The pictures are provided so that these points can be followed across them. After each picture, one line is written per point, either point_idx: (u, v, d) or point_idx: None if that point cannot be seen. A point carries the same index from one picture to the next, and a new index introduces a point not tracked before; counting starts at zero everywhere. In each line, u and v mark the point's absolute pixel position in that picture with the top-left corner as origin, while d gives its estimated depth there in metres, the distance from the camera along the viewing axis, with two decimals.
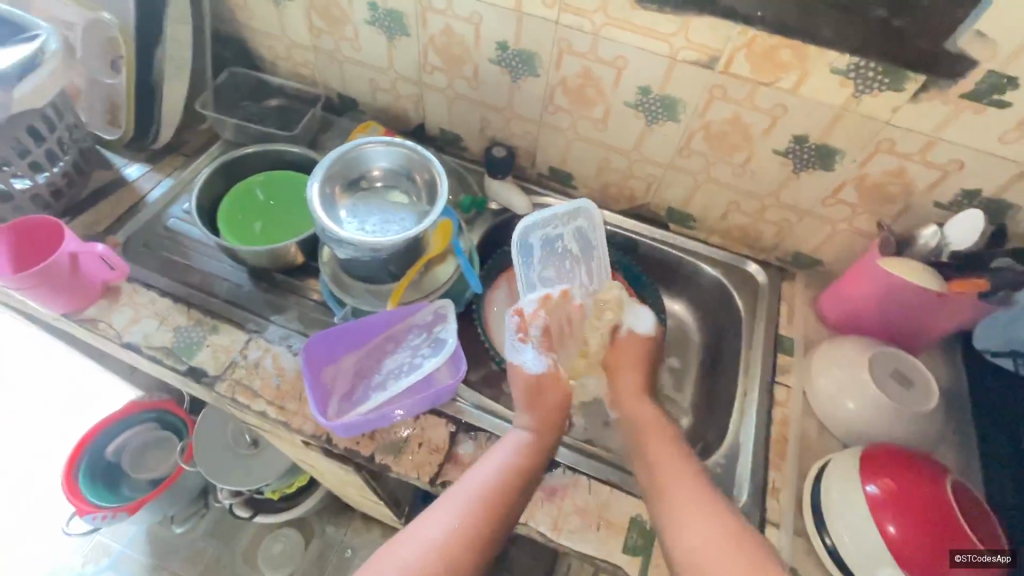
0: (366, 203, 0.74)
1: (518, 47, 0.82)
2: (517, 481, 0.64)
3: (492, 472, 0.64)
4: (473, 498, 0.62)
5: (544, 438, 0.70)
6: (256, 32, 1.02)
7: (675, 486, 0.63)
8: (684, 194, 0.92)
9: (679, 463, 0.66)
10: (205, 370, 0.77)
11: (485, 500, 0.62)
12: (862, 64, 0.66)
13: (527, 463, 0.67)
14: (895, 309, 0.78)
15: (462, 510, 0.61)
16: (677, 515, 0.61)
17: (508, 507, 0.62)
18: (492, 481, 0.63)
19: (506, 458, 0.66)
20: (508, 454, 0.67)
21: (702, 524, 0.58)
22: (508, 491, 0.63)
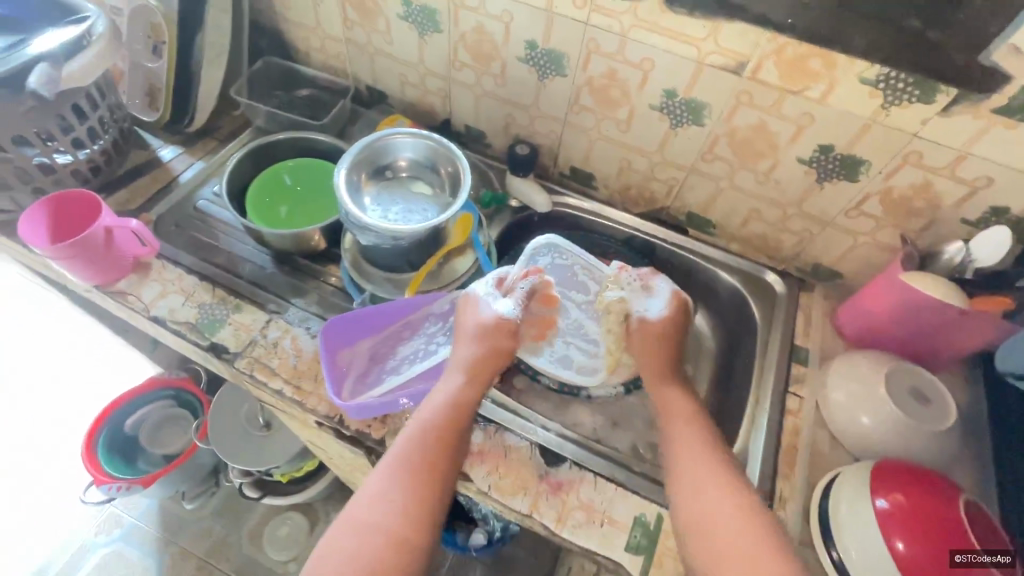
0: (390, 192, 0.76)
1: (547, 47, 0.83)
2: (440, 439, 0.66)
3: (413, 433, 0.66)
4: (400, 461, 0.64)
5: (465, 390, 0.70)
6: (292, 24, 1.05)
7: (698, 466, 0.65)
8: (705, 200, 0.92)
9: (702, 447, 0.67)
10: (225, 347, 0.79)
11: (412, 463, 0.64)
12: (893, 75, 0.65)
13: (446, 417, 0.67)
14: (916, 325, 0.77)
15: (392, 473, 0.63)
16: (702, 491, 0.63)
17: (433, 465, 0.64)
18: (416, 444, 0.65)
19: (424, 417, 0.67)
20: (429, 412, 0.68)
21: (712, 500, 0.61)
22: (427, 450, 0.65)
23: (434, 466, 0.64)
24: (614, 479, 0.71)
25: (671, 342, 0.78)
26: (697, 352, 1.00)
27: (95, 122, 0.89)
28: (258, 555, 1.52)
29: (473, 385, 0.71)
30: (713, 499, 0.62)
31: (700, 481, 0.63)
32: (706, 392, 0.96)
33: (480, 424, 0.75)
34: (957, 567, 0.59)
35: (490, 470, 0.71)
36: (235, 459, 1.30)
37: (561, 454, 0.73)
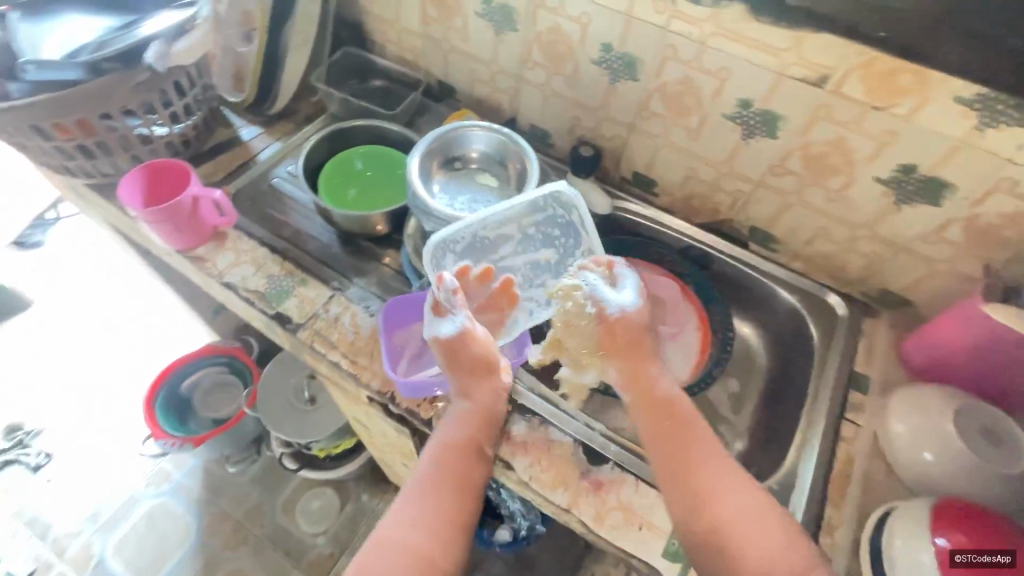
0: (459, 182, 0.79)
1: (622, 50, 0.84)
2: (463, 456, 0.66)
3: (437, 454, 0.66)
4: (425, 482, 0.64)
5: (484, 402, 0.70)
6: (373, 17, 1.10)
7: (711, 466, 0.62)
8: (770, 214, 0.90)
9: (704, 444, 0.64)
10: (289, 317, 0.83)
11: (438, 482, 0.64)
12: (991, 96, 0.62)
13: (470, 434, 0.68)
14: (991, 359, 0.74)
15: (418, 495, 0.63)
16: (713, 491, 0.60)
17: (458, 483, 0.64)
18: (441, 465, 0.65)
19: (448, 437, 0.67)
20: (451, 431, 0.68)
21: (740, 497, 0.60)
22: (452, 469, 0.65)
23: (458, 483, 0.64)
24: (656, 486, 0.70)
25: (636, 331, 0.72)
26: (747, 370, 0.98)
27: (191, 100, 0.95)
28: (290, 525, 1.58)
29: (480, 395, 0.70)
30: (727, 497, 0.60)
31: (711, 481, 0.61)
32: (754, 411, 0.94)
33: (524, 416, 0.76)
34: (956, 566, 0.59)
35: (532, 462, 0.72)
36: (280, 429, 1.36)
37: (604, 454, 0.73)
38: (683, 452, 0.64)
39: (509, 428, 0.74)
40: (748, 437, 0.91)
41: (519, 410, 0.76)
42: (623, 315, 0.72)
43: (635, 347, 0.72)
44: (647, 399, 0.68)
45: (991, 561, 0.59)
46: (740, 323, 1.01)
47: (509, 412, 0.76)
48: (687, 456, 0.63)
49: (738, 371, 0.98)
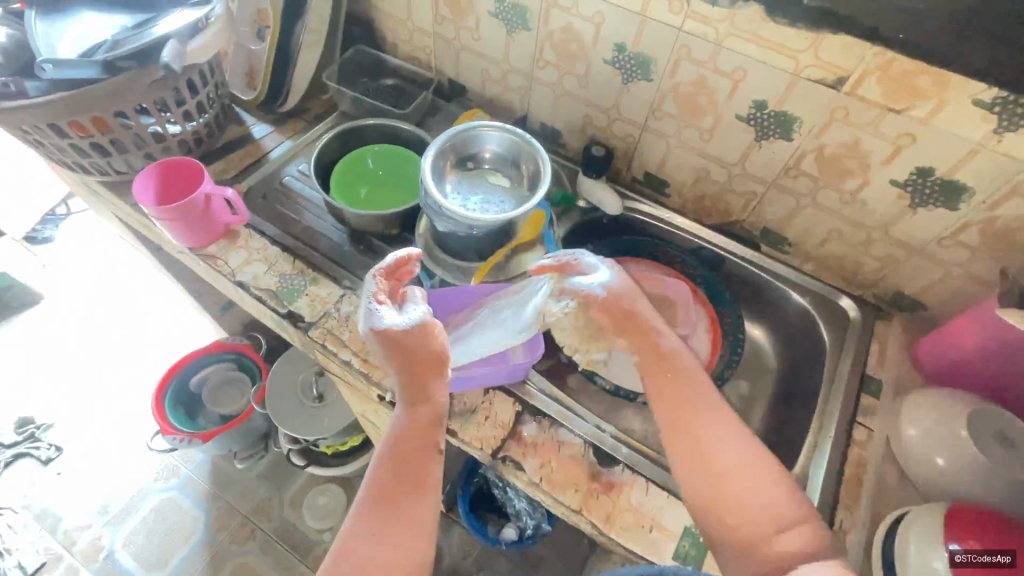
0: (473, 182, 0.78)
1: (635, 50, 0.84)
2: (403, 459, 0.63)
3: (378, 464, 0.63)
4: (370, 496, 0.61)
5: (418, 399, 0.67)
6: (385, 15, 1.10)
7: (706, 424, 0.62)
8: (782, 216, 0.89)
9: (701, 403, 0.64)
10: (301, 316, 0.83)
11: (378, 493, 0.61)
12: (1011, 100, 0.62)
13: (410, 437, 0.64)
14: (1008, 365, 0.73)
15: (364, 513, 0.60)
16: (708, 445, 0.60)
17: (399, 492, 0.61)
18: (383, 475, 0.62)
19: (390, 442, 0.64)
20: (393, 437, 0.65)
21: (737, 452, 0.59)
22: (395, 476, 0.62)
23: (401, 490, 0.61)
24: (666, 488, 0.71)
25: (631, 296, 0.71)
26: (757, 372, 0.98)
27: (203, 98, 0.95)
28: (297, 521, 1.58)
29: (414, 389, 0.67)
30: (721, 447, 0.60)
31: (706, 434, 0.61)
32: (764, 413, 0.94)
33: (535, 416, 0.76)
34: (959, 567, 0.60)
35: (543, 463, 0.72)
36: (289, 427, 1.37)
37: (615, 456, 0.73)
38: (682, 409, 0.63)
39: (520, 428, 0.75)
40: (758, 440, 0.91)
41: (530, 411, 0.76)
42: (607, 295, 0.70)
43: (630, 319, 0.69)
44: (656, 361, 0.67)
45: (991, 562, 0.59)
46: (750, 325, 1.01)
47: (520, 412, 0.76)
48: (688, 413, 0.63)
49: (748, 373, 0.98)
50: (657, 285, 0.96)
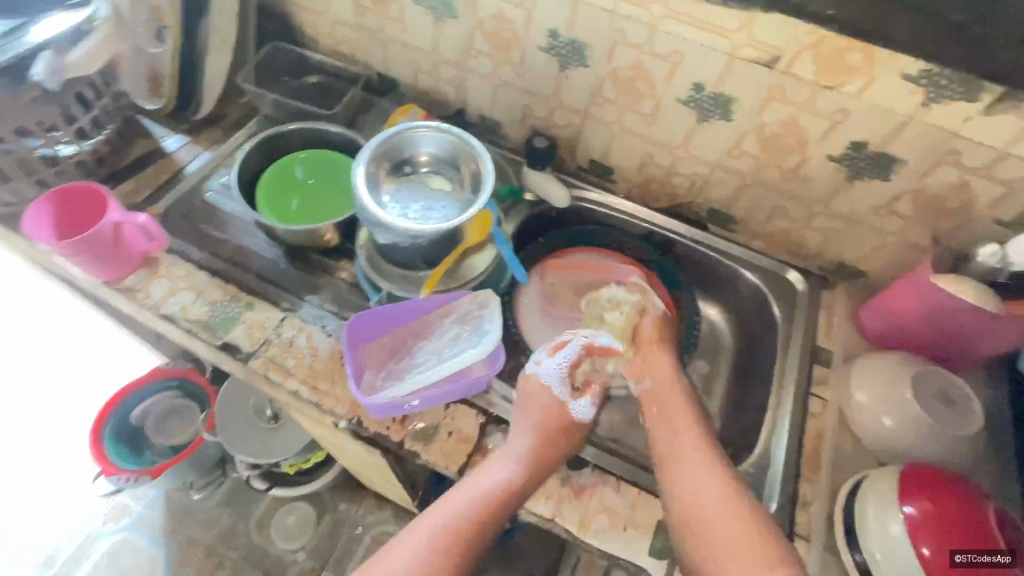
0: (411, 187, 0.73)
1: (570, 36, 0.80)
2: (498, 508, 0.65)
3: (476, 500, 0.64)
4: (451, 524, 0.63)
5: (537, 463, 0.68)
6: (300, 7, 1.01)
7: (699, 472, 0.66)
8: (727, 196, 0.90)
9: (685, 428, 0.71)
10: (239, 346, 0.77)
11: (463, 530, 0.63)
12: (936, 72, 0.63)
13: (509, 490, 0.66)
14: (945, 327, 0.76)
15: (436, 537, 0.62)
16: (676, 448, 0.70)
17: (479, 535, 0.63)
18: (473, 513, 0.64)
19: (495, 482, 0.66)
20: (499, 477, 0.66)
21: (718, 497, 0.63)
22: (484, 517, 0.64)
23: (479, 534, 0.63)
24: (637, 484, 0.71)
25: (663, 330, 0.83)
26: (715, 350, 0.99)
27: (99, 111, 0.89)
28: (266, 545, 1.52)
29: (549, 456, 0.69)
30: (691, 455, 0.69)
31: (680, 437, 0.71)
32: (724, 391, 0.95)
33: (500, 427, 0.74)
34: (958, 567, 0.60)
35: None
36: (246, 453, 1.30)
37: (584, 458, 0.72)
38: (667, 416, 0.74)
39: (486, 441, 0.72)
40: (721, 418, 0.93)
41: (495, 421, 0.74)
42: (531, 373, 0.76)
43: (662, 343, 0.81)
44: (654, 385, 0.78)
45: (992, 562, 0.59)
46: (704, 304, 1.02)
47: (484, 424, 0.74)
48: (670, 416, 0.74)
49: (706, 352, 0.99)
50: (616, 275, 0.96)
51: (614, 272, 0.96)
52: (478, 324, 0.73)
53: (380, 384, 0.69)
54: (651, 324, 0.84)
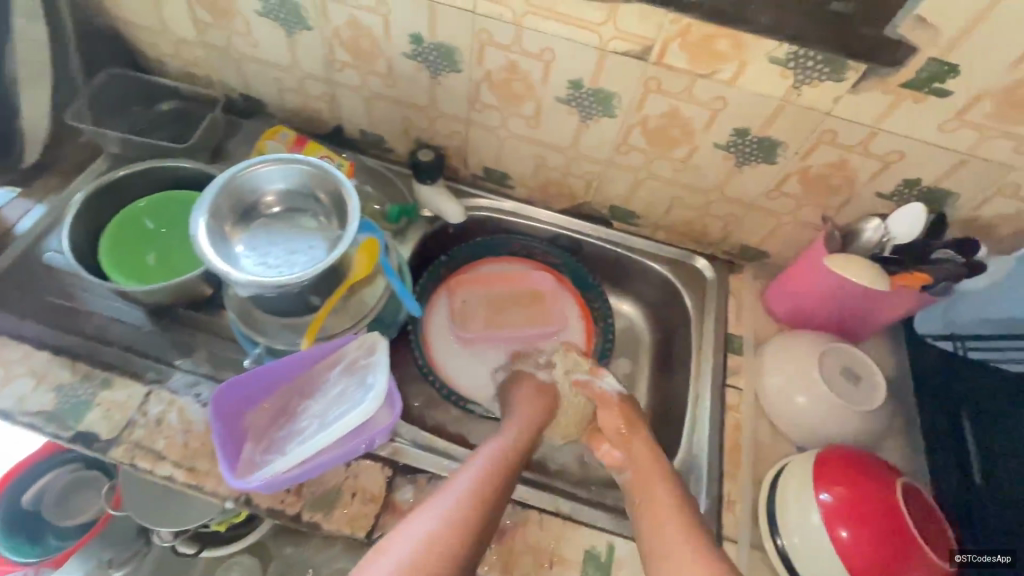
0: (269, 230, 0.65)
1: (434, 41, 0.73)
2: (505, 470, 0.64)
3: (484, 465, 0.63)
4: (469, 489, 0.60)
5: (525, 435, 0.71)
6: (132, 26, 0.88)
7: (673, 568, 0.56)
8: (626, 191, 0.86)
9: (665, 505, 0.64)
10: (95, 435, 0.67)
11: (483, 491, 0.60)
12: (801, 53, 0.61)
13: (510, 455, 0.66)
14: (842, 302, 0.77)
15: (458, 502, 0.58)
16: (657, 547, 0.59)
17: (496, 498, 0.61)
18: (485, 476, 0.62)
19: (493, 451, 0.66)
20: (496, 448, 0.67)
21: None
22: (497, 479, 0.62)
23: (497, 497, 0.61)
24: (560, 514, 0.68)
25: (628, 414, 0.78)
26: (636, 346, 0.97)
27: None
28: None
29: (531, 431, 0.73)
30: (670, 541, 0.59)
31: (661, 529, 0.61)
32: (649, 387, 0.94)
33: (410, 477, 0.68)
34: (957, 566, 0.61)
35: None
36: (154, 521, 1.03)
37: None
38: (648, 508, 0.64)
39: (395, 495, 0.67)
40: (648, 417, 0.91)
41: (403, 472, 0.68)
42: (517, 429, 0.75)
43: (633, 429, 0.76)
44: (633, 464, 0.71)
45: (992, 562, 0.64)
46: (620, 301, 1.00)
47: (392, 477, 0.68)
48: (652, 509, 0.64)
49: (627, 350, 0.97)
50: (527, 285, 0.95)
51: (525, 281, 0.95)
52: (364, 373, 0.65)
53: (265, 458, 0.63)
54: (608, 410, 0.78)
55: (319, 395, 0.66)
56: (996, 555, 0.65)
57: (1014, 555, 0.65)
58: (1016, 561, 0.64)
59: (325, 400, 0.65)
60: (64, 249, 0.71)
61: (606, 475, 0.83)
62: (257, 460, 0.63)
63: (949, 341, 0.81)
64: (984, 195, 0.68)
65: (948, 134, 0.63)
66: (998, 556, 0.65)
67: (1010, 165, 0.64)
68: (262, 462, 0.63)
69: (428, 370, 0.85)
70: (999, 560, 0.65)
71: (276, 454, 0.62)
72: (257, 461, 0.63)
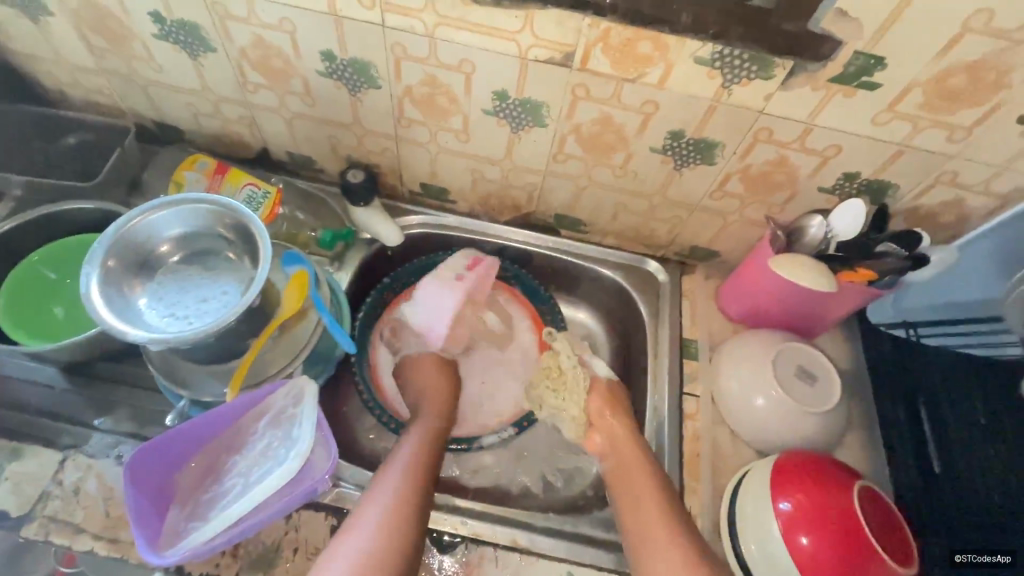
0: (177, 277, 0.60)
1: (347, 56, 0.68)
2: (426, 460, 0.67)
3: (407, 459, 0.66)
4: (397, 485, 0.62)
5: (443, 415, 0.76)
6: (21, 56, 0.80)
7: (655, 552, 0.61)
8: (569, 200, 0.83)
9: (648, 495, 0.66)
10: (4, 513, 0.61)
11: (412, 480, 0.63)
12: (727, 52, 0.58)
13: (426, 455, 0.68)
14: (792, 300, 0.75)
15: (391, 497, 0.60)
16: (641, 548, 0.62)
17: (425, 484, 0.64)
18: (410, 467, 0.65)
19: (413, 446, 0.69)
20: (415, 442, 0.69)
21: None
22: (420, 473, 0.65)
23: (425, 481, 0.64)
24: (517, 547, 0.66)
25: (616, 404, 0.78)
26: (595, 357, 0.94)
27: None
28: None
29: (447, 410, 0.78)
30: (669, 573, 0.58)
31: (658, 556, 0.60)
32: None
33: None
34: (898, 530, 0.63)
35: None
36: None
37: (454, 537, 0.66)
38: (640, 529, 0.63)
39: None
40: None
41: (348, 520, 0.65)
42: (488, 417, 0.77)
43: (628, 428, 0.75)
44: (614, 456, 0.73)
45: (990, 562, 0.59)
46: (576, 310, 0.97)
47: (336, 527, 0.64)
48: (631, 505, 0.66)
49: None
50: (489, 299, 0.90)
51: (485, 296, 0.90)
52: (291, 424, 0.62)
53: (189, 523, 0.58)
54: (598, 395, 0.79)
55: (249, 450, 0.63)
56: (995, 554, 0.59)
57: (1014, 553, 0.57)
58: (1016, 561, 0.56)
59: (255, 455, 0.61)
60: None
61: (570, 495, 0.80)
62: (181, 527, 0.59)
63: (903, 328, 0.79)
64: (922, 184, 0.67)
65: (881, 127, 0.61)
66: (998, 556, 0.58)
67: (946, 154, 0.62)
68: (186, 529, 0.58)
69: (372, 404, 0.81)
70: (999, 561, 0.58)
71: (201, 519, 0.58)
72: (180, 529, 0.58)
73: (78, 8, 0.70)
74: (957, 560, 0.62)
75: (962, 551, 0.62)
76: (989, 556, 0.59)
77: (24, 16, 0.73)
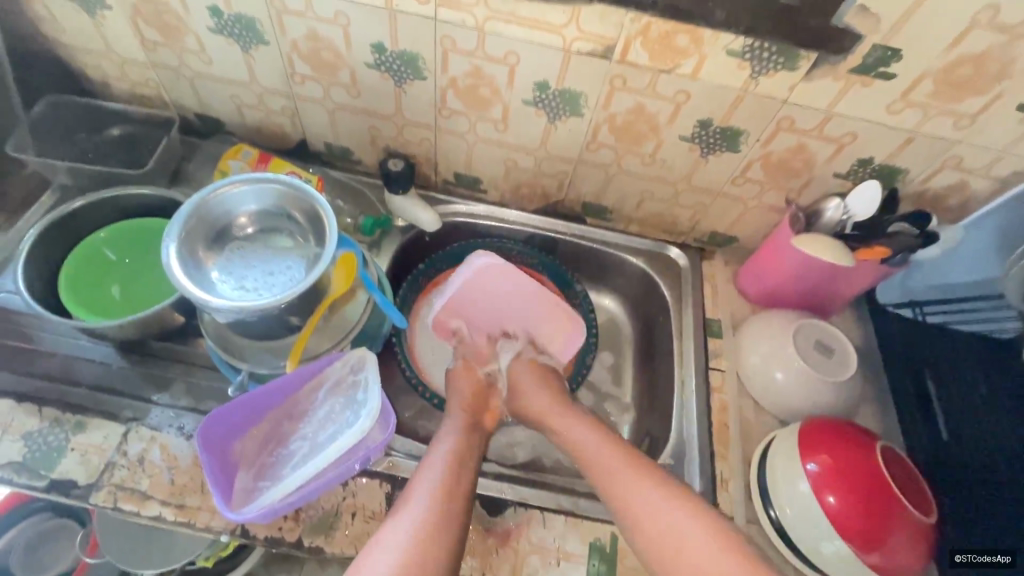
0: (244, 254, 0.64)
1: (397, 49, 0.72)
2: (462, 464, 0.65)
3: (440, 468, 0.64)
4: (431, 499, 0.60)
5: (475, 402, 0.78)
6: (72, 49, 0.83)
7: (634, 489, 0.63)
8: (598, 187, 0.88)
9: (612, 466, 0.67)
10: (73, 481, 0.64)
11: (443, 498, 0.60)
12: (757, 45, 0.63)
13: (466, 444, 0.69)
14: (810, 281, 0.81)
15: (425, 510, 0.59)
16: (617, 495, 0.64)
17: (461, 498, 0.62)
18: (443, 481, 0.62)
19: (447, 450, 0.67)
20: (446, 450, 0.67)
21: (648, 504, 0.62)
22: (460, 466, 0.65)
23: (459, 496, 0.62)
24: (562, 510, 0.69)
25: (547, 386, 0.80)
26: (619, 339, 0.98)
27: None
28: None
29: (479, 395, 0.79)
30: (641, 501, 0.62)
31: (657, 529, 0.60)
32: (634, 378, 0.95)
33: None
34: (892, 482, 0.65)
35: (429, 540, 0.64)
36: (123, 562, 0.85)
37: (503, 499, 0.70)
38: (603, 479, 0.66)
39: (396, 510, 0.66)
40: (636, 407, 0.92)
41: (402, 485, 0.68)
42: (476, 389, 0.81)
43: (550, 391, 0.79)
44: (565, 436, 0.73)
45: (992, 560, 0.64)
46: (600, 294, 1.01)
47: (391, 492, 0.67)
48: (584, 458, 0.69)
49: (611, 343, 0.98)
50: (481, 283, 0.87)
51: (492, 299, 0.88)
52: (354, 389, 0.69)
53: (262, 485, 0.64)
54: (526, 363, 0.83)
55: (313, 418, 0.69)
56: (996, 555, 0.64)
57: (1014, 554, 0.62)
58: (1015, 561, 0.62)
59: (320, 421, 0.68)
60: (22, 288, 0.69)
61: None
62: (254, 487, 0.64)
63: (909, 309, 0.85)
64: (931, 169, 0.73)
65: (894, 115, 0.67)
66: (998, 556, 0.63)
67: (951, 140, 0.68)
68: (260, 489, 0.64)
69: (416, 381, 0.84)
70: (999, 561, 0.63)
71: (274, 481, 0.63)
72: (254, 489, 0.64)
73: (137, 3, 0.73)
74: (957, 560, 0.67)
75: (964, 551, 0.67)
76: (989, 557, 0.65)
77: (81, 10, 0.76)
